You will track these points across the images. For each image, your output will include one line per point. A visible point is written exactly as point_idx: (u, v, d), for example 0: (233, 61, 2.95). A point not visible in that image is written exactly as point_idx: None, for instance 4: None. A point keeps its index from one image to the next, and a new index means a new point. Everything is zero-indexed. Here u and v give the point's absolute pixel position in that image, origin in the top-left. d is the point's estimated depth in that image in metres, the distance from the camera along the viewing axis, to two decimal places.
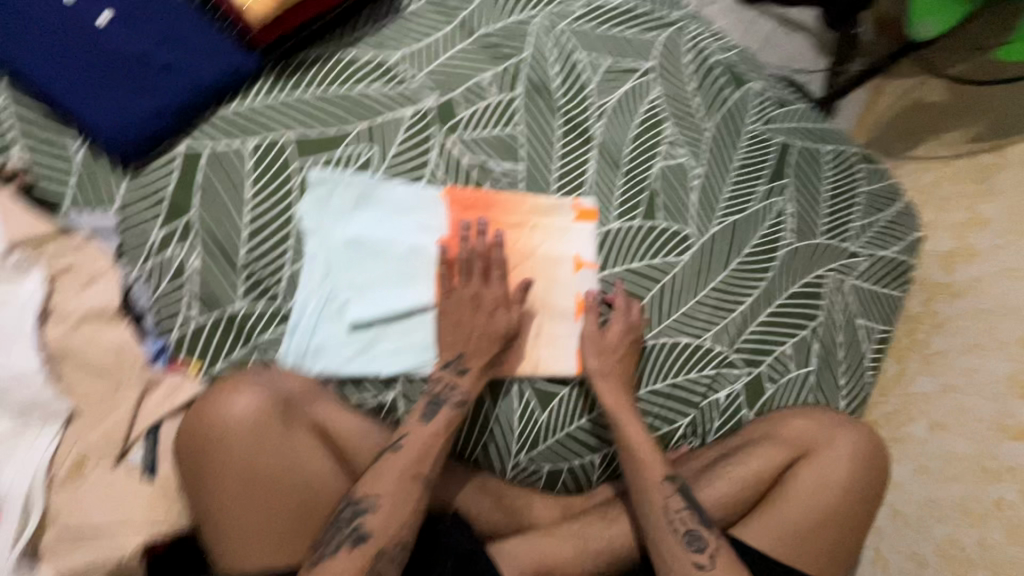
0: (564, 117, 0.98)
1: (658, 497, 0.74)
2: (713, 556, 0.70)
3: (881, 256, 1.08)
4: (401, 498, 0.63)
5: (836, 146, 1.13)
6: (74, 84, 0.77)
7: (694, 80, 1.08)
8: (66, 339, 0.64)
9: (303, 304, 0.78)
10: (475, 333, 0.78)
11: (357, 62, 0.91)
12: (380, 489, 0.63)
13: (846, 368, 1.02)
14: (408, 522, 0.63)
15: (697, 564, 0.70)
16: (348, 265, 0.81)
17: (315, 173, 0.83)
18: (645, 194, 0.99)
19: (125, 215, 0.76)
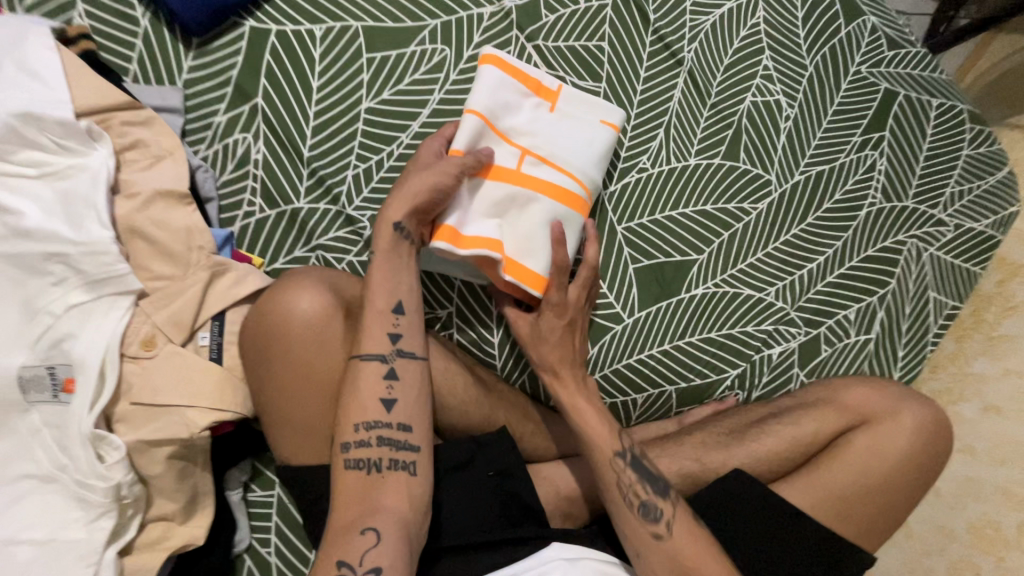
0: (655, 35, 0.89)
1: (612, 475, 0.67)
2: (670, 523, 0.64)
3: (969, 229, 1.00)
4: (378, 387, 0.60)
5: (947, 99, 1.01)
6: None
7: (803, 6, 0.96)
8: (136, 217, 0.63)
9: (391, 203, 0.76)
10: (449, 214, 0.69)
11: None
12: (373, 378, 0.61)
13: (908, 340, 0.98)
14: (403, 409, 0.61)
15: (653, 534, 0.63)
16: None
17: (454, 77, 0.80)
18: (729, 132, 0.91)
19: (190, 93, 0.73)
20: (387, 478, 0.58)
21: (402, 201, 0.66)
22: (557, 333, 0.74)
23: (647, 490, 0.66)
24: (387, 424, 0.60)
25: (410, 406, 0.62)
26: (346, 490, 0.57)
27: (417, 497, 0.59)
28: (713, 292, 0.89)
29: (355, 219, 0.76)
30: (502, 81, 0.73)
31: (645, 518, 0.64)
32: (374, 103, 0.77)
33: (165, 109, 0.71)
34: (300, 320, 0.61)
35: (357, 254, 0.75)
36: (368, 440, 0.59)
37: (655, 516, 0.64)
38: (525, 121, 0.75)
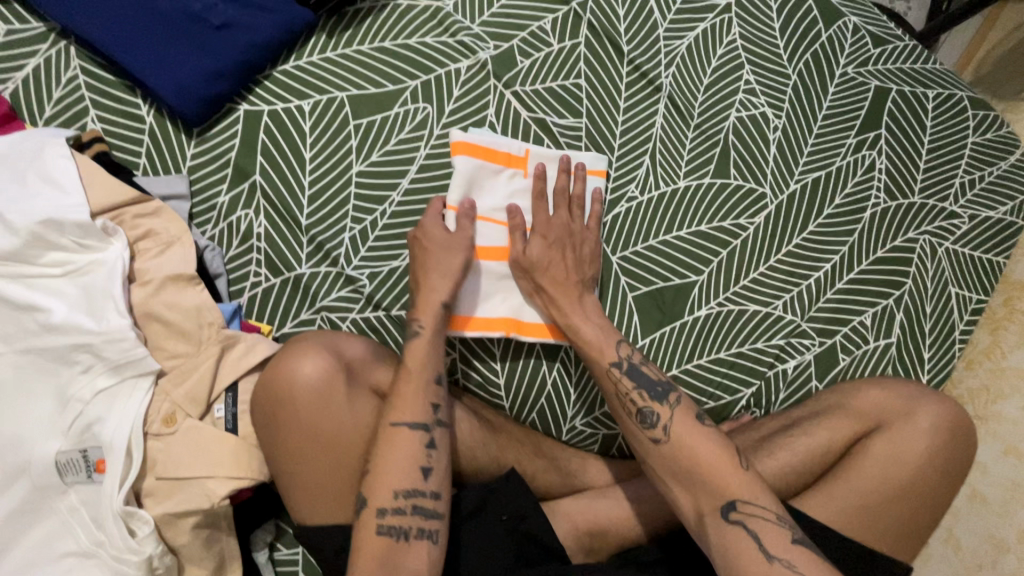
0: (631, 65, 0.91)
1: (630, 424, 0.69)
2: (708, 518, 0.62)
3: (985, 218, 0.96)
4: (411, 456, 0.63)
5: (944, 89, 0.99)
6: (138, 48, 0.75)
7: (779, 17, 0.96)
8: (150, 302, 0.68)
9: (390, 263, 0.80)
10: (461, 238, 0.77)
11: (412, 11, 0.86)
12: (403, 443, 0.63)
13: (932, 340, 0.94)
14: (439, 478, 0.64)
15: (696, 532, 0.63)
16: None
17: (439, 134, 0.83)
18: (716, 150, 0.92)
19: (195, 179, 0.78)
20: (410, 545, 0.60)
21: (427, 275, 0.73)
22: (546, 251, 0.78)
23: (645, 395, 0.68)
24: (421, 491, 0.62)
25: (442, 474, 0.64)
26: (373, 559, 0.58)
27: (436, 562, 0.61)
28: (717, 312, 0.88)
29: (355, 278, 0.79)
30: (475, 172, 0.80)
31: (642, 423, 0.67)
32: (364, 166, 0.81)
33: (173, 197, 0.76)
34: (307, 385, 0.64)
35: (360, 310, 0.79)
36: (404, 507, 0.61)
37: (651, 420, 0.67)
38: (505, 197, 0.82)
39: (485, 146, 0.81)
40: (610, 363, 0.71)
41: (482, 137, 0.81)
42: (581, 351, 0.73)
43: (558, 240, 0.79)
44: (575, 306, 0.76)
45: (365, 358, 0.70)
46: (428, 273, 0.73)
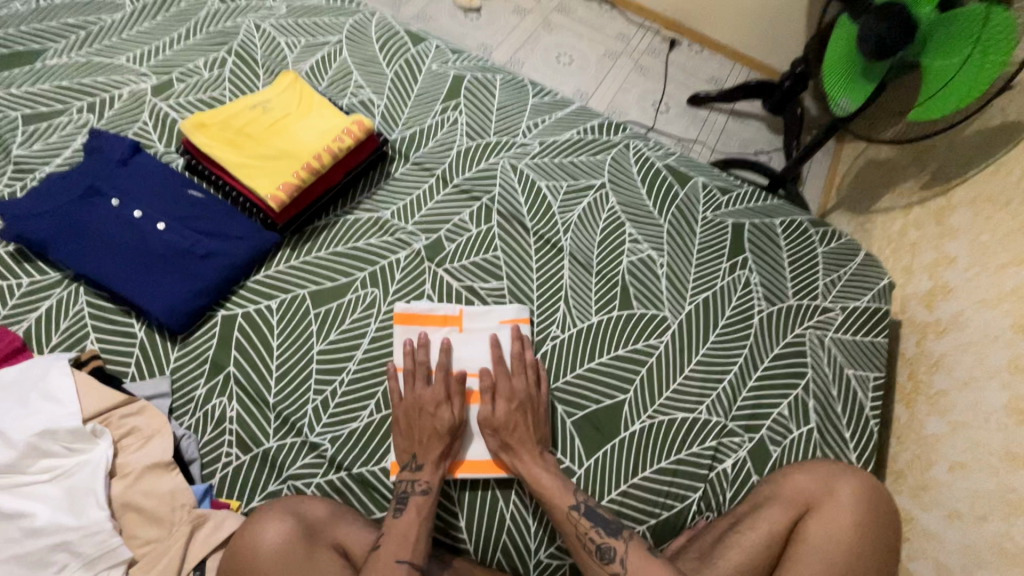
0: (536, 235, 1.15)
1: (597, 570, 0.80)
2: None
3: (854, 307, 1.15)
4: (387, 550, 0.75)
5: (786, 218, 1.25)
6: (135, 280, 0.94)
7: (643, 185, 1.25)
8: (128, 493, 0.75)
9: (350, 428, 0.90)
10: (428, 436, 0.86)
11: (358, 221, 1.10)
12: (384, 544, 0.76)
13: (848, 420, 1.04)
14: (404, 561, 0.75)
15: None
16: None
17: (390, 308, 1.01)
18: (617, 288, 1.11)
19: (176, 377, 0.91)
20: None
21: (406, 423, 0.88)
22: (510, 414, 0.90)
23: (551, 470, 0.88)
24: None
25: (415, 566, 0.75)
26: None
27: None
28: (650, 425, 0.99)
29: (317, 444, 0.88)
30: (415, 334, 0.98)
31: (603, 559, 0.80)
32: (324, 344, 0.96)
33: (157, 395, 0.89)
34: (271, 549, 0.71)
35: (324, 473, 0.87)
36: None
37: (609, 555, 0.80)
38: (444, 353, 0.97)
39: (424, 313, 0.99)
40: (570, 506, 0.84)
41: (421, 307, 0.99)
42: (542, 498, 0.85)
43: (520, 404, 0.91)
44: (535, 460, 0.88)
45: (324, 514, 0.78)
46: (409, 425, 0.87)
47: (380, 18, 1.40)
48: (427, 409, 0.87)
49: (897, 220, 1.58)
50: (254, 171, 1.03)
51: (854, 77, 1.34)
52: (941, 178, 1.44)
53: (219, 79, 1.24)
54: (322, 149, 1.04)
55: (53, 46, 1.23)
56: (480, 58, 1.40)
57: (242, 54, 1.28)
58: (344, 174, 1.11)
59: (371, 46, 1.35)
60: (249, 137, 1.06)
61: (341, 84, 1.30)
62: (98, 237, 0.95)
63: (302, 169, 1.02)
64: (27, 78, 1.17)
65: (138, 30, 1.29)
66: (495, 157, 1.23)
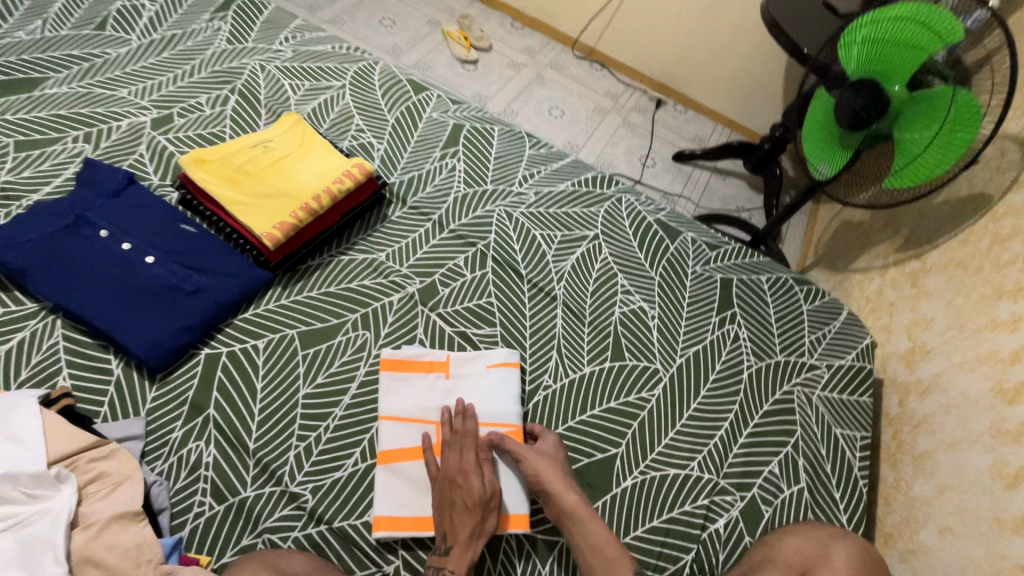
0: (530, 283, 1.16)
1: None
2: None
3: (839, 365, 1.17)
4: None
5: (772, 275, 1.29)
6: (118, 314, 0.90)
7: (635, 238, 1.28)
8: (88, 545, 0.69)
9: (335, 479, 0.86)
10: (456, 509, 0.82)
11: (354, 262, 1.10)
12: None
13: (838, 480, 1.04)
14: None
15: None
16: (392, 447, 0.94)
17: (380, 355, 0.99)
18: (609, 339, 1.12)
19: (151, 418, 0.86)
20: None
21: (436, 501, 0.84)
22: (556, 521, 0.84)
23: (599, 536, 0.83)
24: None
25: None
26: None
27: None
28: (642, 480, 0.97)
29: (298, 494, 0.84)
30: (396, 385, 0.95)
31: None
32: (310, 388, 0.94)
33: (129, 437, 0.83)
34: None
35: (303, 527, 0.82)
36: None
37: None
38: (429, 399, 0.96)
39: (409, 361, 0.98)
40: None
41: (405, 354, 0.98)
42: None
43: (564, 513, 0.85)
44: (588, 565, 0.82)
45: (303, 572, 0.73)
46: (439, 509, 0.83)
47: (383, 67, 1.44)
48: (459, 480, 0.84)
49: (874, 281, 1.64)
50: (250, 209, 1.02)
51: (828, 146, 1.40)
52: (914, 244, 1.51)
53: (221, 116, 1.26)
54: (323, 190, 1.05)
55: (53, 76, 1.23)
56: (479, 109, 1.45)
57: (245, 94, 1.31)
58: (342, 215, 1.11)
59: (374, 93, 1.39)
60: (247, 175, 1.06)
61: (342, 127, 1.32)
62: (84, 268, 0.93)
63: (300, 209, 1.02)
64: (24, 105, 1.16)
65: (143, 65, 1.30)
66: (491, 205, 1.26)
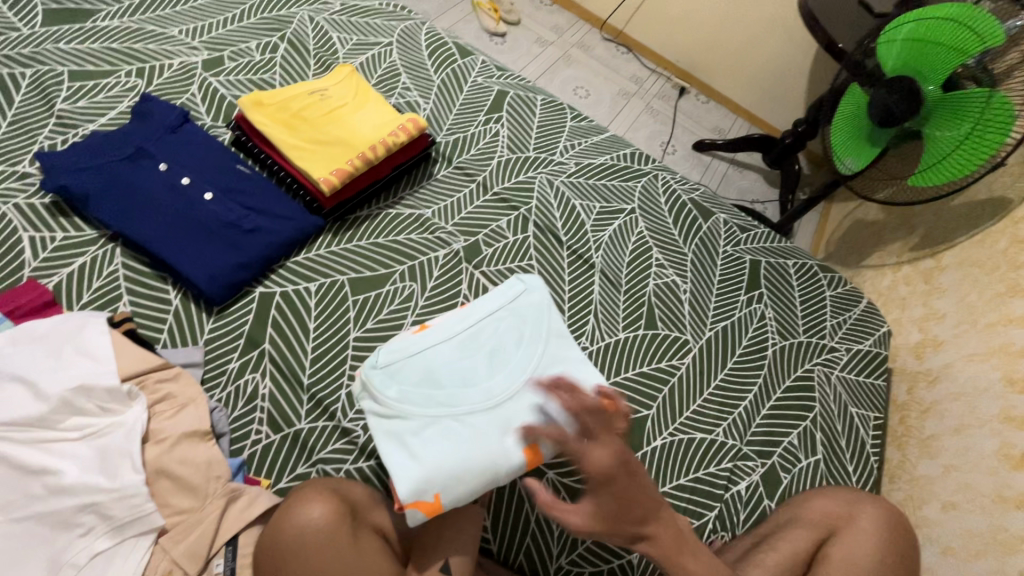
0: (569, 250, 1.19)
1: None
2: None
3: (858, 349, 1.22)
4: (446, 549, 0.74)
5: (798, 261, 1.33)
6: (178, 246, 0.92)
7: (670, 215, 1.31)
8: (161, 460, 0.72)
9: None
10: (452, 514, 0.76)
11: (401, 215, 1.12)
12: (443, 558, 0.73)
13: (851, 454, 1.10)
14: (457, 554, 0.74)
15: None
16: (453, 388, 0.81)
17: (425, 308, 1.02)
18: (643, 308, 1.15)
19: (209, 348, 0.89)
20: None
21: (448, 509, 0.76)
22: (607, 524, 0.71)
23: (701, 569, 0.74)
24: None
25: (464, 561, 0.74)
26: None
27: None
28: (672, 441, 1.02)
29: (349, 430, 0.87)
30: (435, 333, 0.86)
31: None
32: (360, 331, 0.96)
33: (191, 364, 0.86)
34: (320, 530, 0.66)
35: (354, 460, 0.85)
36: None
37: None
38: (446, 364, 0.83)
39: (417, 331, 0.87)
40: None
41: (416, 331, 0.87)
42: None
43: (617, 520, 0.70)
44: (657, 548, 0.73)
45: (363, 499, 0.75)
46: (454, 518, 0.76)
47: (429, 27, 1.45)
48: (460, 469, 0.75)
49: (887, 276, 1.69)
50: (307, 154, 1.03)
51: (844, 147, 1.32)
52: (930, 243, 1.56)
53: (271, 63, 1.26)
54: (378, 142, 1.06)
55: (103, 9, 1.22)
56: (522, 77, 1.46)
57: (294, 43, 1.30)
58: (392, 168, 1.13)
59: (420, 53, 1.40)
60: (304, 121, 1.07)
61: (389, 84, 1.33)
62: (143, 199, 0.94)
63: (356, 159, 1.04)
64: (75, 35, 1.16)
65: (192, 6, 1.29)
66: (533, 171, 1.28)
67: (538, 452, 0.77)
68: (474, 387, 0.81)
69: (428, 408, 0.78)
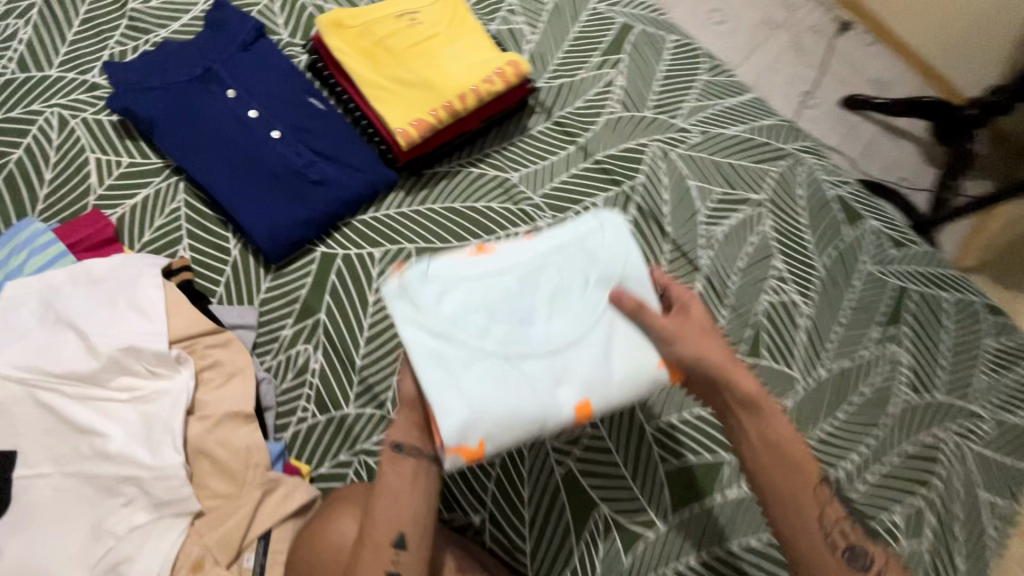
0: (672, 245, 1.00)
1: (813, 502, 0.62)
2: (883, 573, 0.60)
3: (1012, 422, 0.97)
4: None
5: (964, 295, 1.04)
6: (241, 193, 0.84)
7: (806, 214, 1.06)
8: (204, 438, 0.70)
9: None
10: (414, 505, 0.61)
11: (482, 178, 0.96)
12: None
13: (970, 550, 0.90)
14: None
15: None
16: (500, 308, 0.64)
17: None
18: (747, 330, 0.98)
19: (263, 310, 0.83)
20: None
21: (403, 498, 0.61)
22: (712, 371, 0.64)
23: (851, 532, 0.61)
24: None
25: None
26: None
27: None
28: None
29: None
30: (493, 258, 0.66)
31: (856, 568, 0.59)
32: None
33: (242, 325, 0.80)
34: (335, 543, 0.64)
35: None
36: None
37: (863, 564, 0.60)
38: (494, 299, 0.64)
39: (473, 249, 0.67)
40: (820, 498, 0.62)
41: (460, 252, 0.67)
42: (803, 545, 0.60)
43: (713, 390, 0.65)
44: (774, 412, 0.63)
45: None
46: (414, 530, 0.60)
47: None
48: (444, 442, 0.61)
49: None
50: (386, 96, 0.88)
51: None
52: None
53: None
54: (469, 89, 0.89)
55: None
56: (655, 7, 1.17)
57: None
58: (482, 120, 0.95)
59: None
60: (388, 52, 0.91)
61: (491, 7, 1.13)
62: (208, 131, 0.85)
63: (441, 108, 0.87)
64: None
65: None
66: (647, 137, 1.05)
67: (590, 405, 0.62)
68: (527, 295, 0.65)
69: (478, 340, 0.62)
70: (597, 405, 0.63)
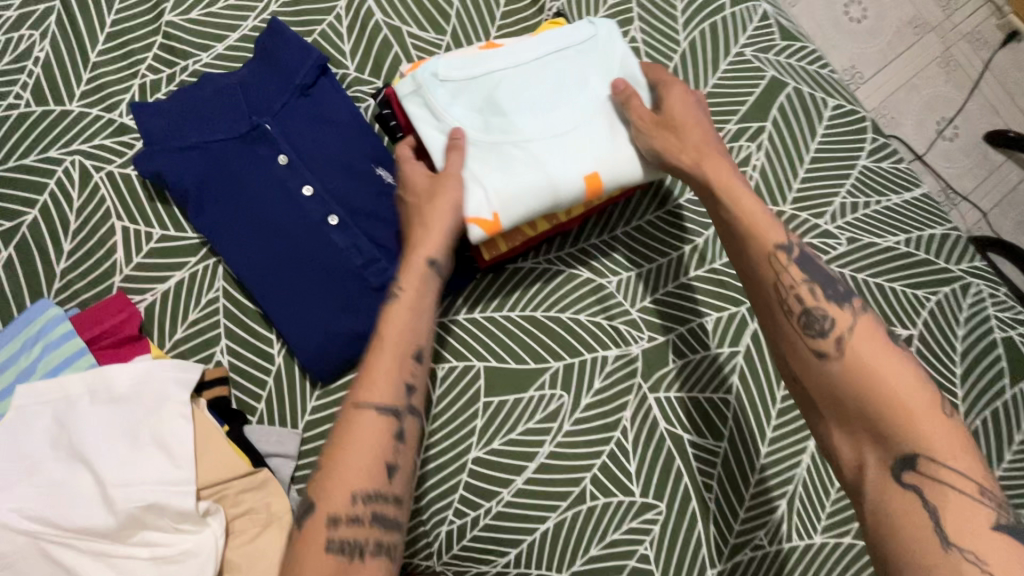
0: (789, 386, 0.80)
1: (816, 351, 0.53)
2: (841, 340, 0.52)
3: None
4: None
5: None
6: (288, 295, 0.69)
7: (962, 361, 0.83)
8: None
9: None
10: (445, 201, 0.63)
11: (573, 282, 0.80)
12: None
13: None
14: None
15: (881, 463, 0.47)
16: (514, 95, 0.69)
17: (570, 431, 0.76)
18: None
19: (307, 437, 0.70)
20: None
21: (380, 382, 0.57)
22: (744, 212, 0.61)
23: (819, 294, 0.55)
24: None
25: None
26: None
27: None
28: None
29: None
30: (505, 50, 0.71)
31: (810, 327, 0.53)
32: (482, 453, 0.75)
33: (277, 455, 0.68)
34: None
35: None
36: None
37: (822, 325, 0.53)
38: (505, 69, 0.70)
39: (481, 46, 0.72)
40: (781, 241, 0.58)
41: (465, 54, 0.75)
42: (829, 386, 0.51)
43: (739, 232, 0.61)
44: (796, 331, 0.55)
45: None
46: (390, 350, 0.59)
47: None
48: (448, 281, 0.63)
49: None
50: None
51: None
52: None
53: None
54: None
55: None
56: (819, 56, 0.91)
57: None
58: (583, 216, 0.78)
59: None
60: None
61: None
62: (252, 210, 0.69)
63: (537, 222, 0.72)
64: None
65: None
66: None
67: (597, 178, 0.66)
68: (567, 87, 0.70)
69: (488, 134, 0.68)
70: (608, 180, 0.67)
